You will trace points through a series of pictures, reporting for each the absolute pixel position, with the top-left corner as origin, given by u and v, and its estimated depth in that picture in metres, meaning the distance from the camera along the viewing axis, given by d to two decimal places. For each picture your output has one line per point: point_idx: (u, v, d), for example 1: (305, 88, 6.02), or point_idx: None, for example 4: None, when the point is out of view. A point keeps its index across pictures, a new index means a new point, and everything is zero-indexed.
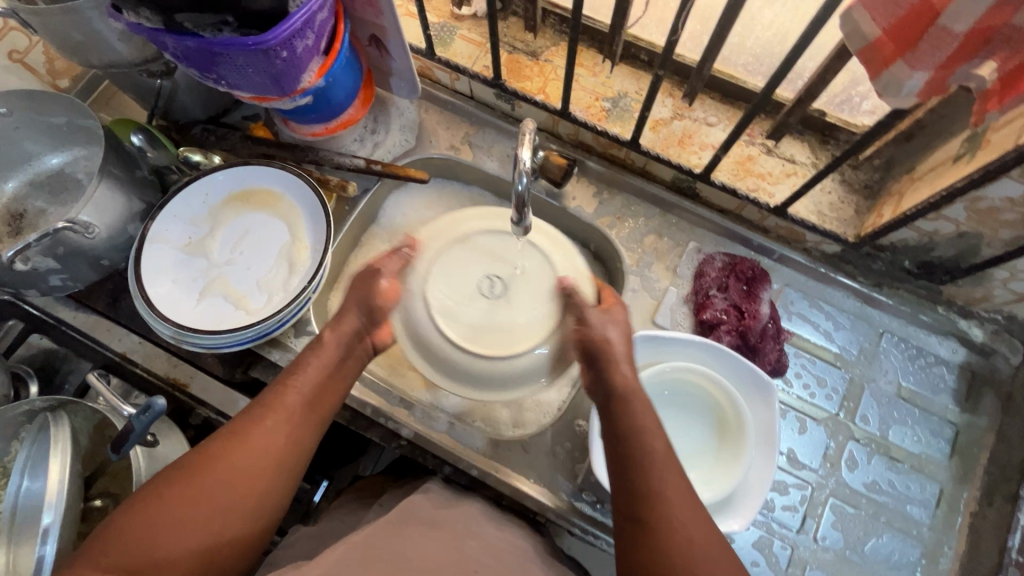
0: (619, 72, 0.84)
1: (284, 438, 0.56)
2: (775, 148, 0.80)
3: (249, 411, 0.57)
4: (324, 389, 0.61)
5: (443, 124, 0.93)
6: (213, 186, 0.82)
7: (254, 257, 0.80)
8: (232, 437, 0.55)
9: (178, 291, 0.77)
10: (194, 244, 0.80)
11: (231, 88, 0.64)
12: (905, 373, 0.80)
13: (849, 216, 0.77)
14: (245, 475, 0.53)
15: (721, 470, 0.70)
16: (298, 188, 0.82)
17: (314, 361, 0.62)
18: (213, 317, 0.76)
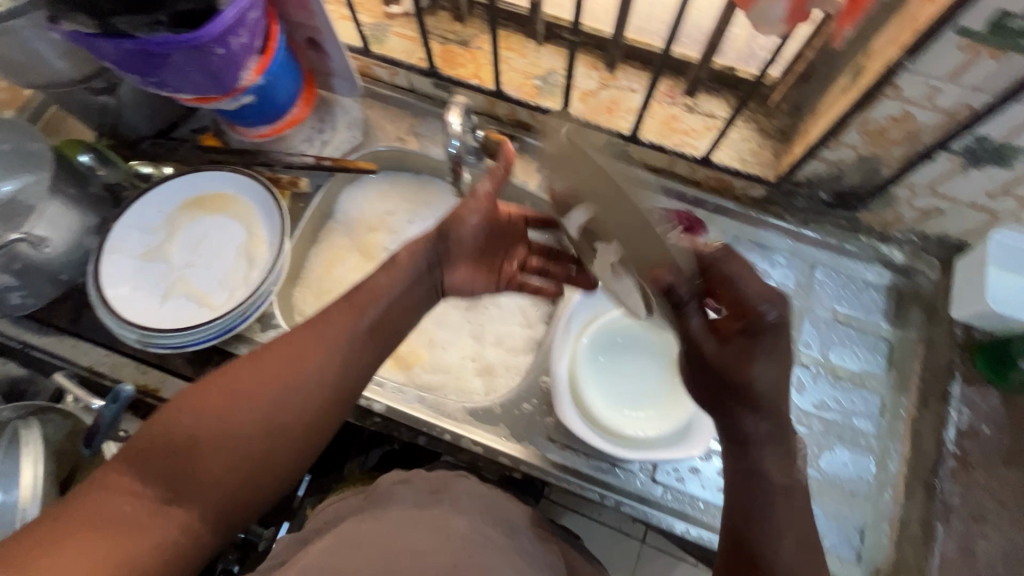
0: (546, 51, 0.90)
1: (332, 374, 0.60)
2: (695, 105, 0.86)
3: (299, 332, 0.61)
4: (378, 328, 0.64)
5: (387, 118, 0.97)
6: (166, 195, 0.84)
7: (214, 257, 0.83)
8: (278, 355, 0.59)
9: (141, 296, 0.79)
10: (152, 251, 0.82)
11: (173, 90, 0.68)
12: (839, 299, 0.86)
13: (768, 160, 0.84)
14: (290, 402, 0.57)
15: (674, 404, 0.76)
16: (250, 188, 0.85)
17: (374, 302, 0.64)
18: (177, 317, 0.79)
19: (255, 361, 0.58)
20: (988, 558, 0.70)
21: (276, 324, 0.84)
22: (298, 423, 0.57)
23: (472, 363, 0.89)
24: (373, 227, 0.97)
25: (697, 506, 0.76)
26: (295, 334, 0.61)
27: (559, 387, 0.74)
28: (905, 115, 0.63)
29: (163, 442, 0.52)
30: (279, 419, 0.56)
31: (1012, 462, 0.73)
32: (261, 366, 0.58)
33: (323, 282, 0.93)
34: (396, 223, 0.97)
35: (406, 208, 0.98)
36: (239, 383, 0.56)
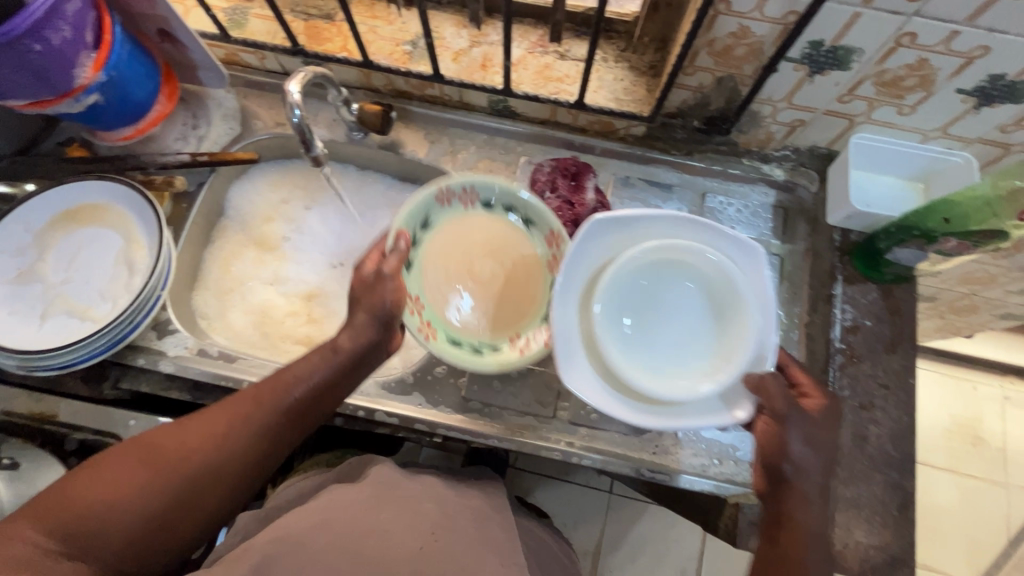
0: (412, 16, 0.88)
1: (263, 440, 0.59)
2: (566, 52, 0.87)
3: (231, 401, 0.60)
4: (319, 396, 0.62)
5: (264, 105, 0.94)
6: (32, 214, 0.80)
7: (93, 269, 0.80)
8: (207, 426, 0.58)
9: (16, 321, 0.75)
10: (25, 273, 0.78)
11: (1, 95, 0.64)
12: (732, 223, 0.89)
13: (642, 96, 0.85)
14: (207, 475, 0.56)
15: (731, 343, 0.62)
16: (121, 194, 0.81)
17: (317, 362, 0.62)
18: (59, 335, 0.75)
19: (189, 420, 0.58)
20: (879, 439, 0.75)
21: (173, 329, 0.81)
22: (215, 492, 0.57)
23: None
24: (270, 222, 0.95)
25: (614, 438, 0.78)
26: (225, 405, 0.60)
27: (559, 346, 0.62)
28: (743, 30, 0.66)
29: (76, 492, 0.52)
30: (196, 489, 0.56)
31: (894, 348, 0.78)
32: (189, 434, 0.57)
33: (224, 280, 0.91)
34: (293, 211, 0.96)
35: (301, 194, 0.97)
36: (167, 448, 0.56)
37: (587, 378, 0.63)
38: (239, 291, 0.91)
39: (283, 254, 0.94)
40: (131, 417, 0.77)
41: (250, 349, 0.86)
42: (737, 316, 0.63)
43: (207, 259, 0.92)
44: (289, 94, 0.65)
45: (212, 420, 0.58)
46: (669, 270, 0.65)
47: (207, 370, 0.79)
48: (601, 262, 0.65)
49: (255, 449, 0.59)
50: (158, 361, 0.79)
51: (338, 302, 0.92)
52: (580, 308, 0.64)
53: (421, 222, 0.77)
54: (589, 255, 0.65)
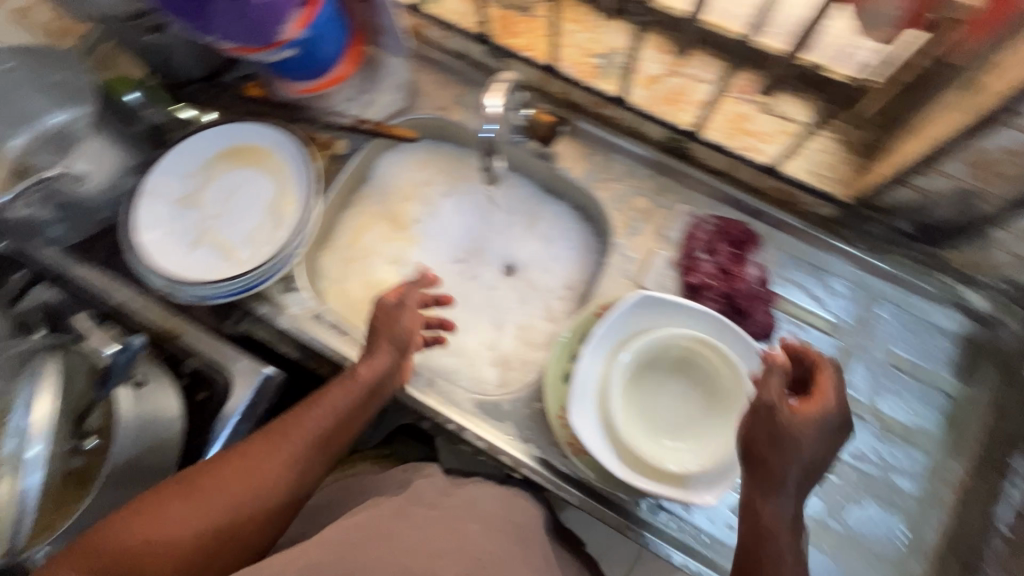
0: (611, 27, 0.81)
1: (304, 458, 0.63)
2: (771, 105, 0.76)
3: (265, 434, 0.63)
4: (339, 423, 0.66)
5: (435, 83, 0.91)
6: (203, 143, 0.83)
7: (244, 211, 0.82)
8: (247, 457, 0.61)
9: (171, 242, 0.80)
10: (186, 197, 0.82)
11: (215, 37, 0.66)
12: (898, 342, 0.77)
13: (846, 177, 0.75)
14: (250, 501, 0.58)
15: (715, 440, 0.69)
16: (286, 145, 0.83)
17: (333, 396, 0.67)
18: (203, 268, 0.79)
19: (241, 445, 0.62)
20: None
21: (298, 287, 0.83)
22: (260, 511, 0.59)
23: (489, 352, 0.86)
24: (410, 200, 0.94)
25: (701, 539, 0.72)
26: (263, 438, 0.63)
27: (578, 387, 0.70)
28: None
29: (128, 518, 0.54)
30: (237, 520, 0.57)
31: None
32: (231, 470, 0.59)
33: (352, 248, 0.92)
34: (430, 195, 0.94)
35: (443, 180, 0.94)
36: (211, 479, 0.58)
37: (592, 422, 0.69)
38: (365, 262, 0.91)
39: (411, 235, 0.93)
40: (241, 359, 0.79)
41: (358, 324, 0.86)
42: (736, 421, 0.67)
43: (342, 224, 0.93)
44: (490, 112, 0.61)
45: (257, 443, 0.62)
46: (693, 356, 0.72)
47: (321, 338, 0.81)
48: (637, 329, 0.73)
49: (300, 463, 0.63)
50: (279, 314, 0.81)
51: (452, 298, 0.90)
52: (606, 365, 0.72)
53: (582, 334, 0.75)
54: (628, 322, 0.72)
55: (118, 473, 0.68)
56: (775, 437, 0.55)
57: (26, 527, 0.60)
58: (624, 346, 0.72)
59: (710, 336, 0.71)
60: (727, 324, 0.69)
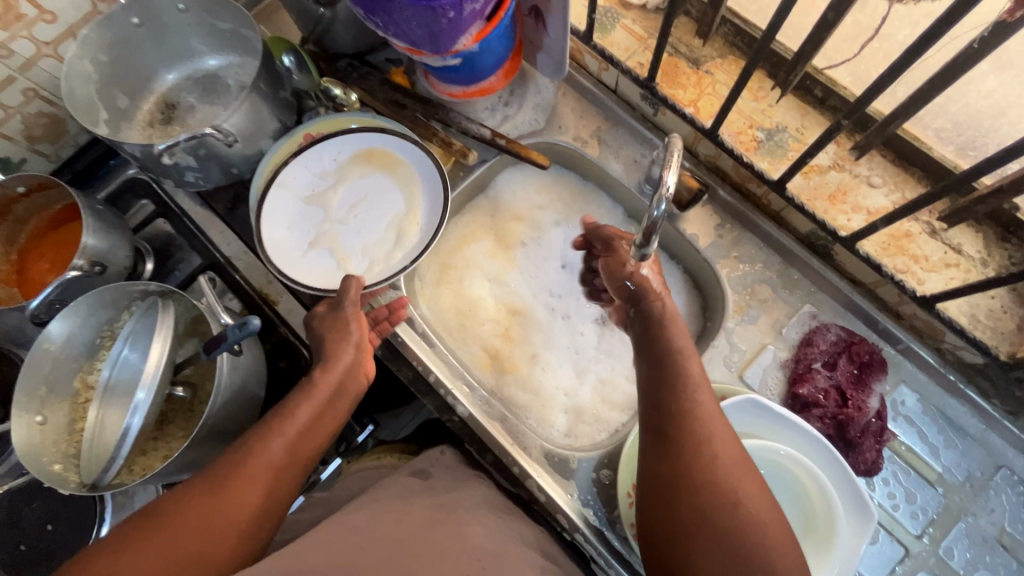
0: (784, 103, 0.76)
1: (283, 473, 0.58)
2: (942, 231, 0.70)
3: (234, 449, 0.58)
4: (313, 429, 0.62)
5: (576, 111, 0.88)
6: (343, 143, 0.83)
7: (367, 221, 0.82)
8: (215, 478, 0.55)
9: (291, 238, 0.81)
10: (315, 194, 0.83)
11: (388, 33, 0.64)
12: (1012, 519, 0.70)
13: (1008, 329, 0.68)
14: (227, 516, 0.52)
15: None
16: (424, 166, 0.82)
17: (301, 407, 0.62)
18: (317, 273, 0.80)
19: (222, 463, 0.56)
20: None
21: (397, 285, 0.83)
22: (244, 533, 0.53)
23: (563, 399, 0.83)
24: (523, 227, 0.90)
25: None
26: (228, 457, 0.57)
27: None
28: None
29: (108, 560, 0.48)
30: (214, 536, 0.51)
31: None
32: (204, 499, 0.53)
33: (453, 255, 0.90)
34: (542, 220, 0.91)
35: (559, 209, 0.91)
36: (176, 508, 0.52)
37: None
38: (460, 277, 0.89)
39: (513, 258, 0.90)
40: None
41: (443, 335, 0.86)
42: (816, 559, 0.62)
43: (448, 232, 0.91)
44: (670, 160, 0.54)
45: (242, 461, 0.56)
46: (783, 474, 0.66)
47: (408, 342, 0.80)
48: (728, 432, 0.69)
49: (283, 476, 0.58)
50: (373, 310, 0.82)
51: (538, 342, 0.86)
52: None
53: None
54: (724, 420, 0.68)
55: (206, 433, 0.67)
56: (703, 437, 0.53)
57: (120, 458, 0.66)
58: None
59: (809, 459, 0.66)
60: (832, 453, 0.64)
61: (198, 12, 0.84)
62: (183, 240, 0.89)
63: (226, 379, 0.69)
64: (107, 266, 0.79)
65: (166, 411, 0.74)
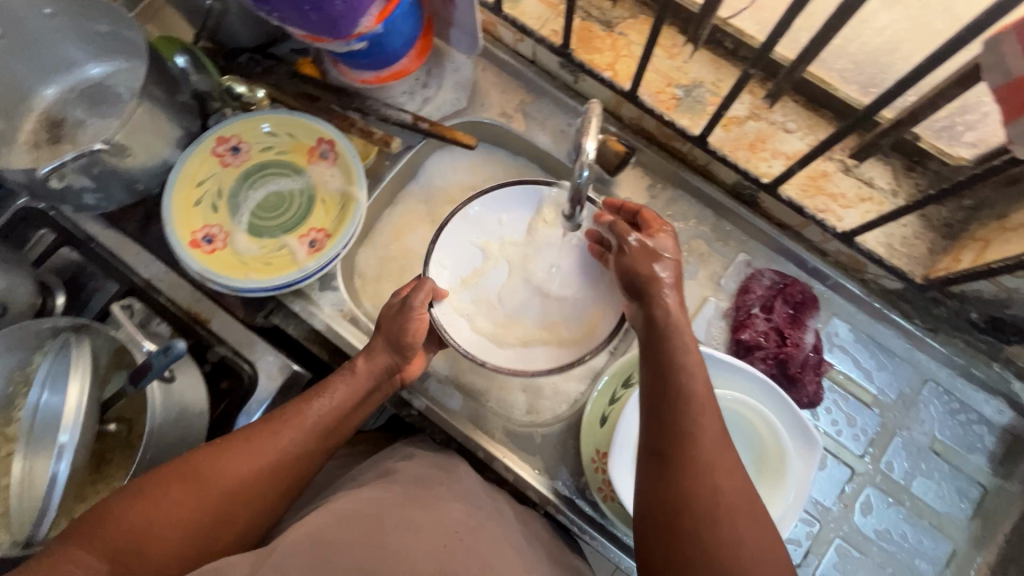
0: (698, 58, 0.76)
1: (297, 455, 0.60)
2: (854, 168, 0.73)
3: (262, 424, 0.61)
4: (340, 423, 0.64)
5: (498, 86, 0.86)
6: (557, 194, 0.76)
7: (507, 294, 0.79)
8: (241, 447, 0.58)
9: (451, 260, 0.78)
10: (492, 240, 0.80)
11: (282, 22, 0.60)
12: (940, 426, 0.76)
13: (921, 254, 0.72)
14: (238, 488, 0.56)
15: None
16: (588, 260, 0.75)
17: (338, 389, 0.65)
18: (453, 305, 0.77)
19: (247, 431, 0.60)
20: None
21: (336, 286, 0.81)
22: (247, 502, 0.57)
23: (520, 376, 0.80)
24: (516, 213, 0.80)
25: None
26: (261, 426, 0.61)
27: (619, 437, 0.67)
28: None
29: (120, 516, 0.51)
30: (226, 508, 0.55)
31: None
32: (225, 459, 0.57)
33: (390, 247, 0.87)
34: None
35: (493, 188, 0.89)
36: (196, 473, 0.55)
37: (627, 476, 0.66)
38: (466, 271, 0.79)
39: None
40: (270, 353, 0.77)
41: None
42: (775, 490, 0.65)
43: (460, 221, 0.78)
44: (587, 124, 0.53)
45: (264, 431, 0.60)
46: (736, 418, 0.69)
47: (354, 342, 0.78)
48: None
49: (297, 457, 0.60)
50: (312, 314, 0.79)
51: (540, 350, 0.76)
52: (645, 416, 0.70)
53: (623, 379, 0.74)
54: None
55: (149, 460, 0.65)
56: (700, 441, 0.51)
57: (51, 513, 0.61)
58: None
59: (754, 398, 0.69)
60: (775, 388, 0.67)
61: (68, 16, 0.76)
62: (94, 267, 0.83)
63: (160, 407, 0.66)
64: (8, 305, 0.73)
65: (100, 451, 0.69)
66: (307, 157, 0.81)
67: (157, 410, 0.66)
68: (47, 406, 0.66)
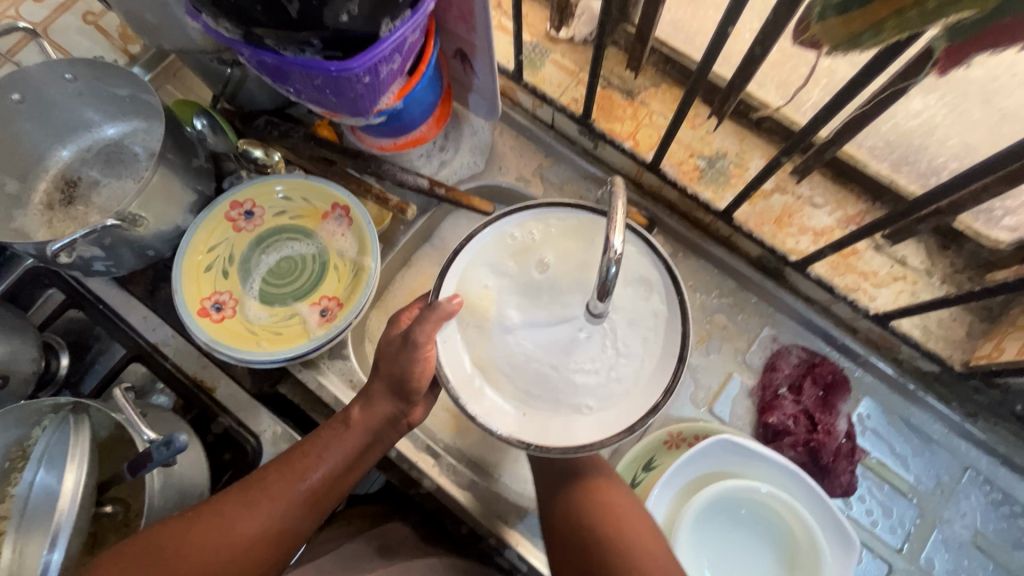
0: (722, 129, 0.75)
1: (284, 520, 0.58)
2: (885, 246, 0.70)
3: (241, 487, 0.59)
4: (334, 483, 0.61)
5: (516, 150, 0.85)
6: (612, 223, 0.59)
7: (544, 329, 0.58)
8: (217, 517, 0.57)
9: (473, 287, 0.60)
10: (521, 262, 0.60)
11: (301, 100, 0.58)
12: (983, 519, 0.71)
13: (959, 338, 0.68)
14: (213, 560, 0.54)
15: None
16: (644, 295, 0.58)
17: (332, 448, 0.61)
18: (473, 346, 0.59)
19: (235, 493, 0.59)
20: None
21: (346, 354, 0.78)
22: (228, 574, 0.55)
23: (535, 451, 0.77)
24: (562, 250, 0.60)
25: None
26: (240, 489, 0.59)
27: None
28: None
29: None
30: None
31: None
32: (212, 523, 0.56)
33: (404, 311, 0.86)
34: None
35: None
36: (170, 544, 0.55)
37: None
38: (475, 289, 0.60)
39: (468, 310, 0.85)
40: (276, 427, 0.74)
41: None
42: None
43: (491, 232, 0.60)
44: (614, 218, 0.50)
45: (249, 494, 0.58)
46: (765, 509, 0.65)
47: None
48: (703, 472, 0.67)
49: (282, 519, 0.58)
50: (321, 383, 0.76)
51: (545, 420, 0.56)
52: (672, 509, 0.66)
53: (643, 463, 0.71)
54: (698, 463, 0.67)
55: None
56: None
57: None
58: (689, 489, 0.66)
59: (779, 484, 0.65)
60: (802, 477, 0.63)
61: (87, 81, 0.76)
62: (101, 328, 0.81)
63: (159, 491, 0.63)
64: (9, 376, 0.71)
65: (94, 531, 0.66)
66: (319, 221, 0.80)
67: (156, 494, 0.63)
68: (43, 486, 0.63)
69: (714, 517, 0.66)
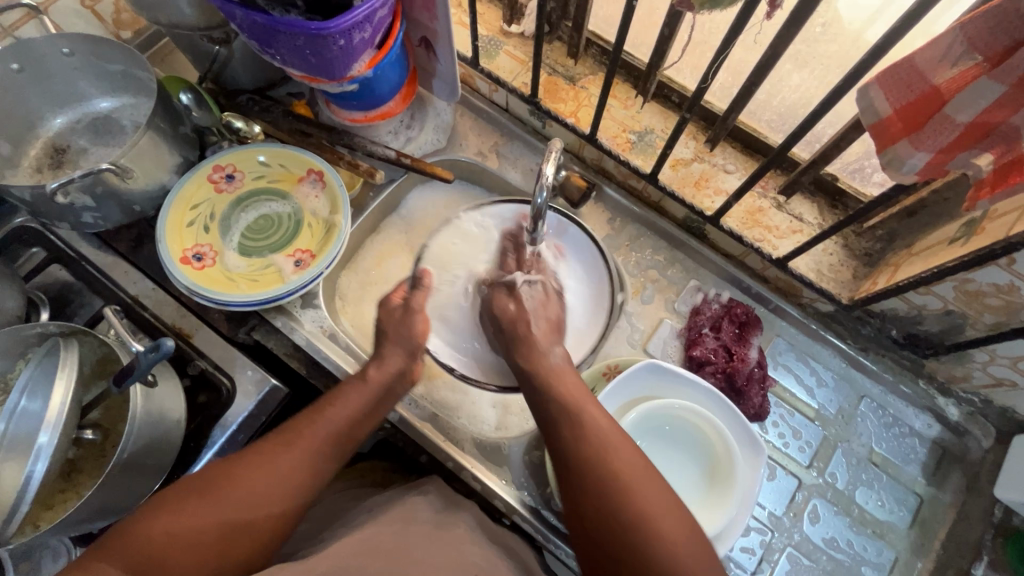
0: (649, 108, 0.88)
1: (316, 460, 0.64)
2: (785, 204, 0.83)
3: (277, 435, 0.65)
4: (357, 424, 0.68)
5: (475, 130, 0.96)
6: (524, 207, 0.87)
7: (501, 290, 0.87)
8: (260, 457, 0.63)
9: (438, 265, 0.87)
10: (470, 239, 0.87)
11: (283, 63, 0.68)
12: (877, 439, 0.82)
13: (846, 279, 0.81)
14: (262, 494, 0.60)
15: (704, 511, 0.71)
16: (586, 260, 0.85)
17: (353, 395, 0.69)
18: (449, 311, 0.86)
19: (269, 440, 0.65)
20: None
21: (317, 304, 0.86)
22: (275, 507, 0.61)
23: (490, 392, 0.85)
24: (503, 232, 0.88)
25: None
26: (277, 436, 0.65)
27: None
28: (1010, 287, 0.60)
29: (139, 532, 0.55)
30: (248, 508, 0.59)
31: None
32: (255, 464, 0.62)
33: (372, 271, 0.94)
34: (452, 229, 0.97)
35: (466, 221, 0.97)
36: (221, 480, 0.60)
37: None
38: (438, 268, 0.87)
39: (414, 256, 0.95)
40: (250, 368, 0.80)
41: (368, 348, 0.88)
42: (726, 493, 0.70)
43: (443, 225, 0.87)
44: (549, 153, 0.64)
45: (281, 440, 0.65)
46: (688, 425, 0.75)
47: (332, 357, 0.83)
48: (637, 395, 0.76)
49: (316, 458, 0.64)
50: (293, 329, 0.84)
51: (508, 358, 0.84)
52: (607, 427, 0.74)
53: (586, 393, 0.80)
54: (635, 385, 0.76)
55: (127, 461, 0.66)
56: (645, 515, 0.54)
57: (21, 514, 0.61)
58: (627, 411, 0.75)
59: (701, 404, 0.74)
60: (720, 397, 0.73)
61: (84, 55, 0.84)
62: (81, 283, 0.84)
63: (141, 409, 0.67)
64: None
65: (73, 458, 0.70)
66: (295, 185, 0.88)
67: (139, 412, 0.67)
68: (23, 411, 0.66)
69: (645, 437, 0.75)
